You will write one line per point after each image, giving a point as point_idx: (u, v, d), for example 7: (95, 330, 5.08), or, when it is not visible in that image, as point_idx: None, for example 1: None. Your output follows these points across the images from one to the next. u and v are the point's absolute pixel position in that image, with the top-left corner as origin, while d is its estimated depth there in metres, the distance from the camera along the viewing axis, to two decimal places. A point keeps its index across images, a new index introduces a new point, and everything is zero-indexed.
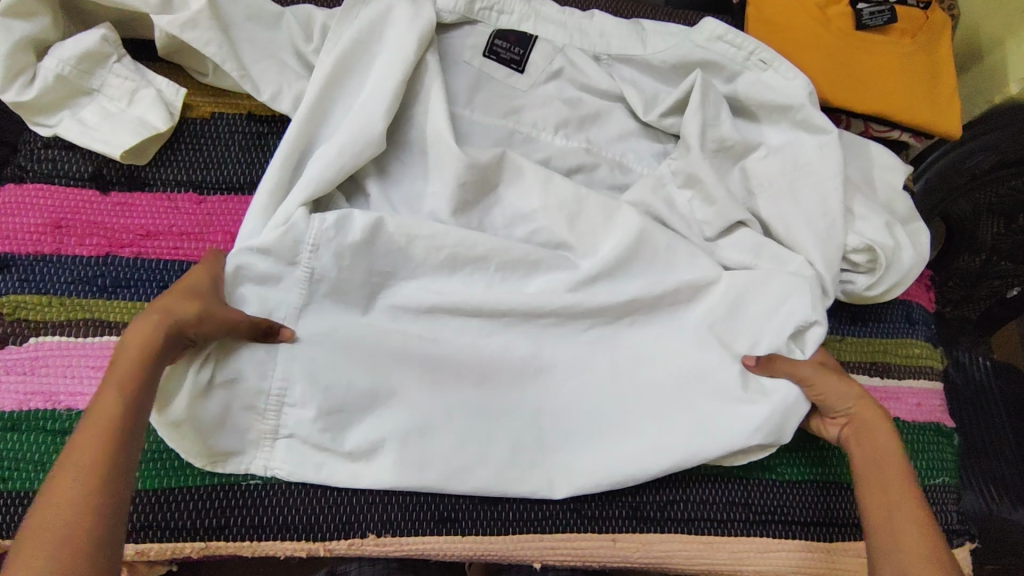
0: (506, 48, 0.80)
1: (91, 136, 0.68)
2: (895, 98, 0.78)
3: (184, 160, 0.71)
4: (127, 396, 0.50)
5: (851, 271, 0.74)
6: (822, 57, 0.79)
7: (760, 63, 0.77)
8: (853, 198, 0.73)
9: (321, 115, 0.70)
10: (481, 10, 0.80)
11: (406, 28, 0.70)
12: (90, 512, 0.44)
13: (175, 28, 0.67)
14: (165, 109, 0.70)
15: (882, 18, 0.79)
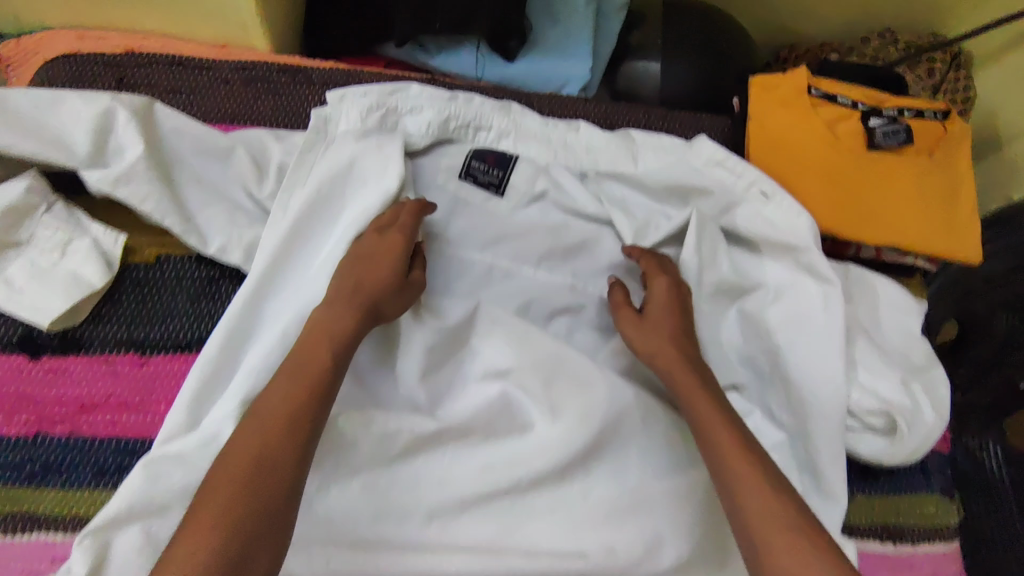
0: (485, 170, 0.74)
1: (17, 298, 0.62)
2: (909, 227, 0.71)
3: (125, 315, 0.65)
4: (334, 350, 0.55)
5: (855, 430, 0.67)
6: (832, 180, 0.71)
7: (760, 195, 0.71)
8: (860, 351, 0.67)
9: (271, 283, 0.63)
10: (456, 127, 0.74)
11: (373, 188, 0.67)
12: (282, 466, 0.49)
13: (107, 184, 0.62)
14: (102, 260, 0.64)
15: (896, 138, 0.71)
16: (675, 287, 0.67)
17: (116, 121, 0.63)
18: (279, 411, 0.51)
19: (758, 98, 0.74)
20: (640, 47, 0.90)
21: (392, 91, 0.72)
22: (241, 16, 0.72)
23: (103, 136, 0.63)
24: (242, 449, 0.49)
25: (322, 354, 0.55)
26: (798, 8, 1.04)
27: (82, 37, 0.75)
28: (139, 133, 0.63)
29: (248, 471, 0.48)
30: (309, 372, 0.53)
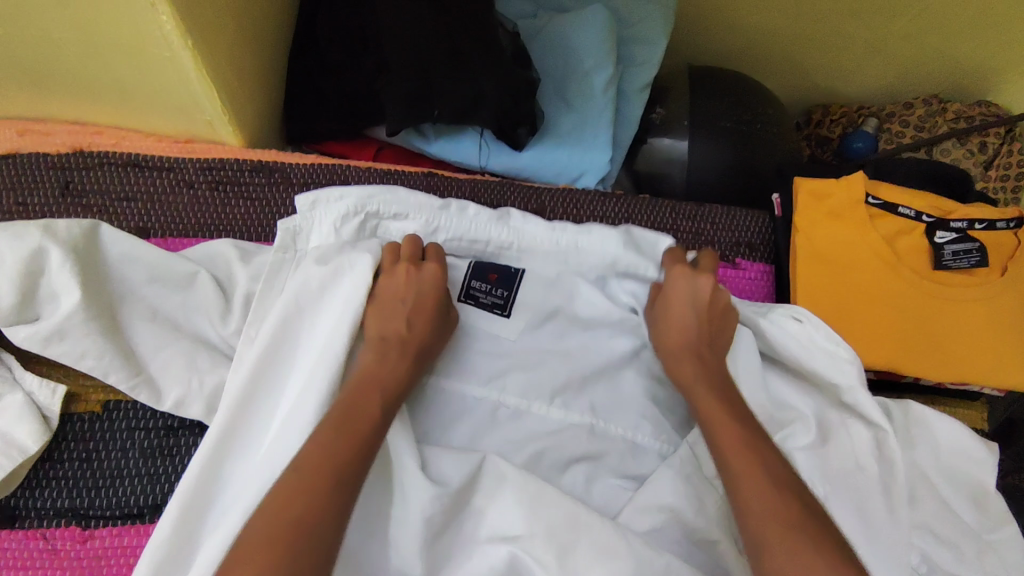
0: (486, 290, 0.64)
1: None
2: (980, 361, 0.62)
3: (68, 479, 0.56)
4: (383, 395, 0.51)
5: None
6: (893, 308, 0.62)
7: (793, 318, 0.60)
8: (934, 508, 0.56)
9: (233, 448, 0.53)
10: (449, 239, 0.64)
11: (342, 316, 0.56)
12: (328, 496, 0.44)
13: (37, 342, 0.54)
14: (38, 419, 0.55)
15: (968, 259, 0.63)
16: (683, 321, 0.59)
17: (48, 265, 0.54)
18: (324, 450, 0.46)
19: (804, 206, 0.65)
20: (664, 125, 0.79)
21: (373, 198, 0.61)
22: (207, 114, 0.62)
23: (34, 281, 0.54)
24: (288, 487, 0.43)
25: (373, 396, 0.50)
26: (835, 71, 0.93)
27: (23, 132, 0.64)
28: (76, 279, 0.54)
29: (297, 507, 0.42)
30: (358, 416, 0.49)
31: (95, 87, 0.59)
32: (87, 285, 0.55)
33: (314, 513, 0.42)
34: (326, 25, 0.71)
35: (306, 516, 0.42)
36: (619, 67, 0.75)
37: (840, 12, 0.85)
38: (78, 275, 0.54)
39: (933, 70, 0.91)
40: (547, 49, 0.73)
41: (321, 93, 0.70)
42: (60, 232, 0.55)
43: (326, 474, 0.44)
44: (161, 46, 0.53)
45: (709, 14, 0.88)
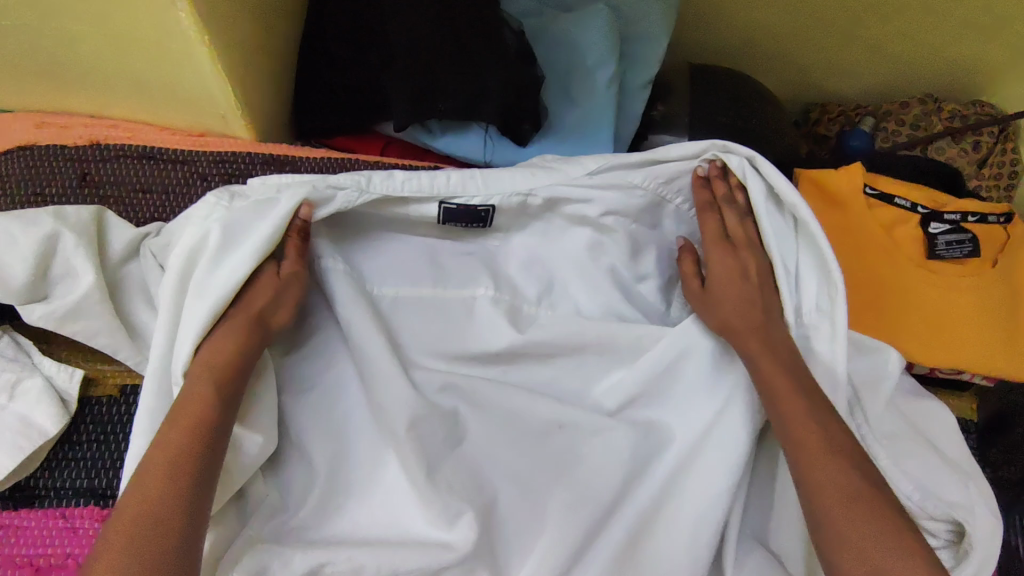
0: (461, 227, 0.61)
1: None
2: (974, 348, 0.63)
3: (87, 459, 0.58)
4: (212, 382, 0.48)
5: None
6: (890, 295, 0.63)
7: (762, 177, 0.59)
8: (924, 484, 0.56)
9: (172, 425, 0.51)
10: (404, 181, 0.58)
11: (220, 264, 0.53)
12: (163, 492, 0.43)
13: (53, 322, 0.56)
14: (57, 401, 0.57)
15: (961, 249, 0.64)
16: (735, 252, 0.59)
17: (61, 247, 0.56)
18: (156, 454, 0.45)
19: (807, 197, 0.67)
20: (664, 122, 0.81)
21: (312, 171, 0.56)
22: (221, 109, 0.64)
23: (47, 261, 0.56)
24: (130, 499, 0.43)
25: (200, 387, 0.48)
26: (834, 68, 0.95)
27: (40, 124, 0.67)
28: (90, 261, 0.56)
29: (133, 542, 0.41)
30: (187, 420, 0.47)
31: (111, 81, 0.61)
32: (100, 268, 0.57)
33: (146, 517, 0.42)
34: (335, 22, 0.72)
35: (138, 522, 0.42)
36: (621, 64, 0.77)
37: (837, 10, 0.87)
38: (92, 257, 0.56)
39: (930, 69, 0.93)
40: (551, 45, 0.75)
41: (329, 88, 0.72)
42: (71, 217, 0.56)
43: (151, 481, 0.44)
44: (178, 41, 0.55)
45: (709, 12, 0.89)
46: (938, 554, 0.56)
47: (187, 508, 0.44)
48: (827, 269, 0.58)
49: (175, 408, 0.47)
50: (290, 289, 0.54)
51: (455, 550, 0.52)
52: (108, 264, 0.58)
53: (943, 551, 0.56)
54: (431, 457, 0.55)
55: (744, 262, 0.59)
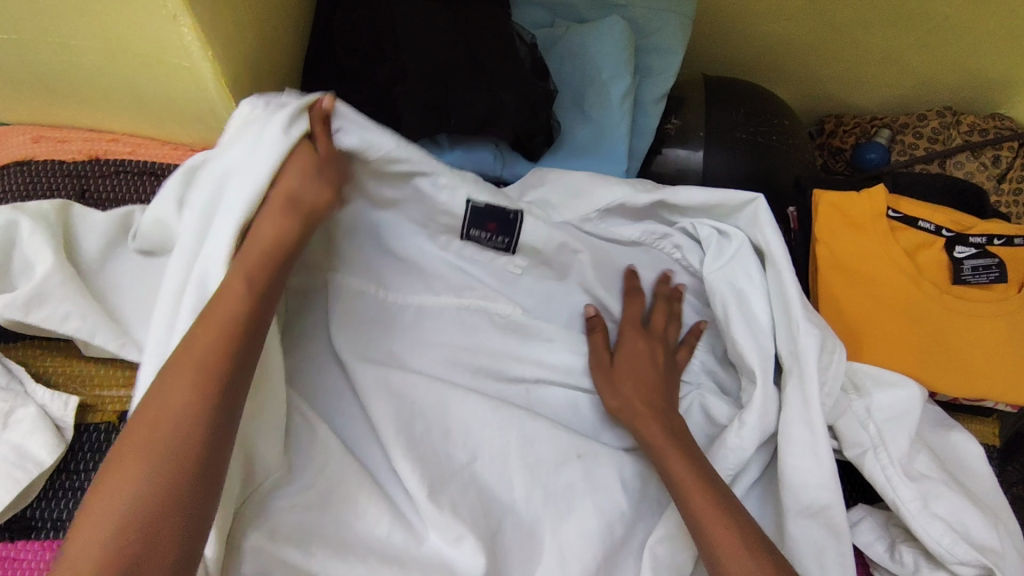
0: (487, 238, 0.60)
1: None
2: (999, 377, 0.61)
3: (83, 488, 0.56)
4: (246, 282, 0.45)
5: (901, 543, 0.56)
6: (912, 321, 0.61)
7: (722, 234, 0.65)
8: (954, 519, 0.54)
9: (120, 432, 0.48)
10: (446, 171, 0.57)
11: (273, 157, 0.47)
12: (191, 395, 0.40)
13: (17, 310, 0.53)
14: (52, 431, 0.55)
15: (988, 275, 0.62)
16: (647, 336, 0.62)
17: (20, 236, 0.55)
18: (188, 351, 0.42)
19: (825, 220, 0.65)
20: (679, 135, 0.79)
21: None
22: (224, 125, 0.62)
23: (5, 254, 0.55)
24: (154, 400, 0.40)
25: (235, 291, 0.44)
26: (852, 78, 0.93)
27: (37, 139, 0.65)
28: (47, 243, 0.55)
29: (157, 447, 0.38)
30: (211, 327, 0.43)
31: (112, 95, 0.59)
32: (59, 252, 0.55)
33: (171, 422, 0.39)
34: (342, 32, 0.70)
35: (168, 422, 0.39)
36: (637, 77, 0.75)
37: (855, 18, 0.85)
38: (49, 239, 0.55)
39: (950, 79, 0.90)
40: (564, 59, 0.73)
41: (335, 101, 0.70)
42: (32, 206, 0.56)
43: (179, 380, 0.40)
44: (180, 56, 0.53)
45: (726, 22, 0.87)
46: None
47: (215, 416, 0.40)
48: (791, 311, 0.59)
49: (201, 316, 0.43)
50: (316, 182, 0.48)
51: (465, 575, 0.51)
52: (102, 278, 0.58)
53: None
54: (434, 477, 0.53)
55: (654, 346, 0.62)
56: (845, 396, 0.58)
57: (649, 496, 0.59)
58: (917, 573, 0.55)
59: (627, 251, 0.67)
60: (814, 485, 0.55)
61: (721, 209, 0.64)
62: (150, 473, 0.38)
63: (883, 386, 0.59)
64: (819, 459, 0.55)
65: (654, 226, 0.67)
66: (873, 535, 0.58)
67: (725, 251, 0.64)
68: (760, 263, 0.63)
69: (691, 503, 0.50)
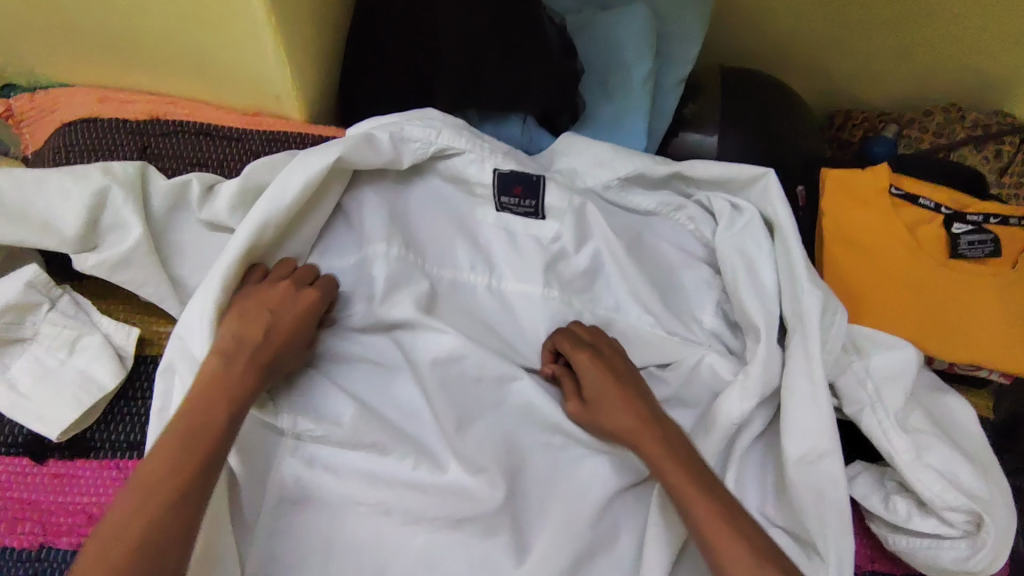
0: (515, 203, 0.67)
1: (24, 408, 0.57)
2: (992, 343, 0.65)
3: (139, 414, 0.61)
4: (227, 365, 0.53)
5: (895, 493, 0.60)
6: (910, 290, 0.66)
7: (732, 206, 0.69)
8: (944, 468, 0.58)
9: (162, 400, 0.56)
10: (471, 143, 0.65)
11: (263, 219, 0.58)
12: (182, 457, 0.48)
13: (103, 272, 0.60)
14: (117, 359, 0.60)
15: (983, 248, 0.67)
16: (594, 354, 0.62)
17: (110, 201, 0.60)
18: (186, 416, 0.50)
19: (833, 195, 0.69)
20: (696, 119, 0.84)
21: (391, 120, 0.63)
22: (276, 90, 0.67)
23: (96, 213, 0.60)
24: (153, 463, 0.48)
25: (213, 418, 0.50)
26: (862, 74, 0.97)
27: (103, 98, 0.70)
28: (139, 218, 0.60)
29: (151, 497, 0.46)
30: (212, 392, 0.51)
31: (177, 60, 0.65)
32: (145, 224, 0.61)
33: (165, 477, 0.47)
34: (384, 10, 0.75)
35: (163, 478, 0.47)
36: (658, 61, 0.79)
37: (866, 14, 0.89)
38: (138, 210, 0.60)
39: (957, 76, 0.94)
40: (591, 41, 0.78)
41: (373, 74, 0.74)
42: (119, 173, 0.60)
43: (179, 435, 0.49)
44: (244, 20, 0.58)
45: (743, 14, 0.92)
46: (956, 541, 0.58)
47: (201, 477, 0.48)
48: (796, 277, 0.63)
49: (199, 383, 0.52)
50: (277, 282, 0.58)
51: (490, 498, 0.57)
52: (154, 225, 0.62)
53: (961, 539, 0.58)
54: None
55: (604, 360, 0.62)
56: (846, 354, 0.62)
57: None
58: (910, 520, 0.59)
59: (643, 220, 0.72)
60: (814, 435, 0.59)
61: (734, 183, 0.69)
62: (145, 518, 0.45)
63: (881, 347, 0.63)
64: (819, 409, 0.59)
65: (669, 197, 0.71)
66: (869, 488, 0.61)
67: (737, 223, 0.68)
68: (769, 234, 0.67)
69: (676, 486, 0.54)
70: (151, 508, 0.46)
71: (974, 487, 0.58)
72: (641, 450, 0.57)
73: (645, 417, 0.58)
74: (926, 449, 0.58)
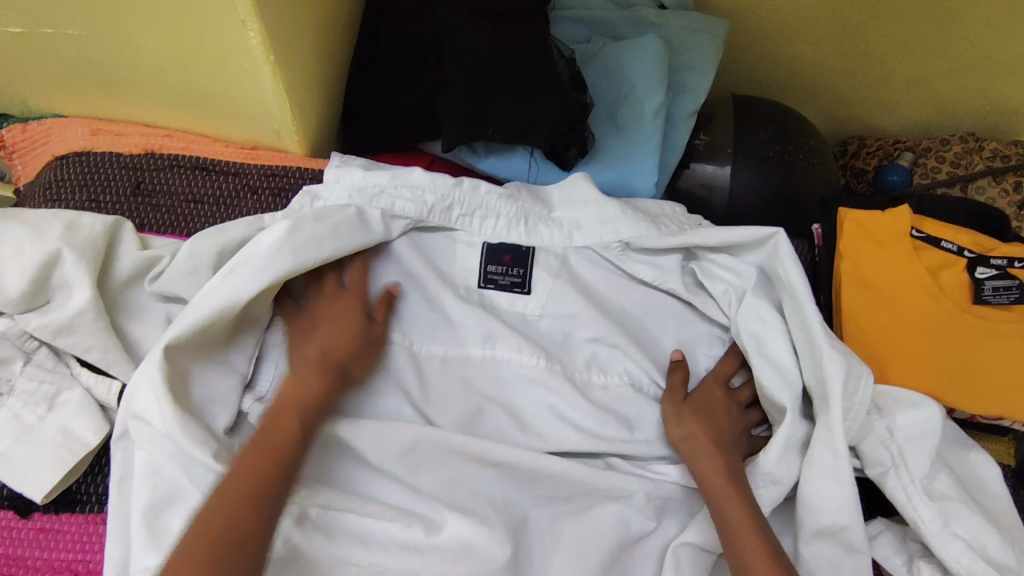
0: (502, 271, 0.66)
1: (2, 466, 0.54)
2: (1015, 395, 0.62)
3: None
4: (314, 386, 0.54)
5: (919, 557, 0.57)
6: (931, 338, 0.63)
7: (734, 265, 0.67)
8: (972, 534, 0.55)
9: (124, 470, 0.55)
10: (460, 217, 0.66)
11: (257, 268, 0.56)
12: (267, 473, 0.50)
13: (46, 335, 0.55)
14: (98, 415, 0.56)
15: (1008, 295, 0.64)
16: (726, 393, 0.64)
17: (62, 263, 0.55)
18: (271, 434, 0.51)
19: (851, 237, 0.67)
20: (707, 151, 0.81)
21: (375, 194, 0.64)
22: (275, 124, 0.65)
23: (46, 275, 0.55)
24: (238, 478, 0.49)
25: (290, 432, 0.52)
26: (876, 102, 0.95)
27: (96, 132, 0.68)
28: (89, 277, 0.55)
29: (235, 511, 0.48)
30: (292, 410, 0.53)
31: (174, 94, 0.62)
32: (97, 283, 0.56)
33: (246, 491, 0.49)
34: (388, 40, 0.73)
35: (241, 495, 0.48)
36: (669, 93, 0.77)
37: (883, 41, 0.87)
38: (91, 272, 0.55)
39: (973, 106, 0.92)
40: (601, 74, 0.76)
41: (377, 105, 0.72)
42: (83, 230, 0.56)
43: (259, 454, 0.50)
44: (243, 57, 0.55)
45: (756, 40, 0.89)
46: None
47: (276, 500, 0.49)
48: (808, 338, 0.60)
49: (282, 399, 0.53)
50: (359, 312, 0.59)
51: (494, 555, 0.55)
52: (134, 273, 0.58)
53: None
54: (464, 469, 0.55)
55: (728, 403, 0.64)
56: (868, 416, 0.59)
57: (670, 499, 0.61)
58: None
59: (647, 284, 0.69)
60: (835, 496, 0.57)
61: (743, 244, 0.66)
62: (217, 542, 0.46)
63: (905, 405, 0.60)
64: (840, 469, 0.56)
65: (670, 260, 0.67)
66: (891, 549, 0.59)
67: (748, 282, 0.65)
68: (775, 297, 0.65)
69: (732, 525, 0.54)
70: (225, 530, 0.47)
71: (1003, 556, 0.55)
72: (695, 458, 0.59)
73: (710, 428, 0.61)
74: (953, 510, 0.56)
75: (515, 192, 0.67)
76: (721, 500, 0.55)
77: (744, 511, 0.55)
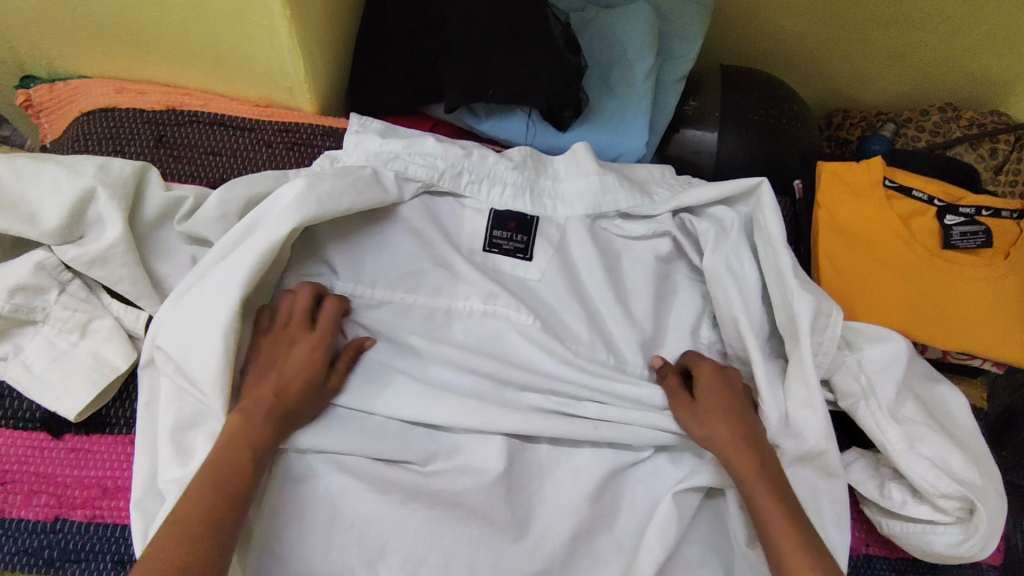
0: (507, 237, 0.70)
1: (41, 384, 0.59)
2: (981, 331, 0.66)
3: None
4: (265, 428, 0.55)
5: (890, 480, 0.62)
6: (903, 279, 0.67)
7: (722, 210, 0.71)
8: (936, 454, 0.60)
9: (151, 393, 0.59)
10: (468, 183, 0.70)
11: (287, 213, 0.60)
12: (221, 501, 0.50)
13: (82, 264, 0.60)
14: (127, 342, 0.61)
15: (975, 240, 0.68)
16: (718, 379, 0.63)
17: (96, 201, 0.60)
18: (218, 467, 0.52)
19: (828, 191, 0.71)
20: (696, 116, 0.86)
21: (391, 159, 0.68)
22: (290, 82, 0.69)
23: (81, 211, 0.59)
24: (191, 509, 0.49)
25: (242, 465, 0.53)
26: (859, 75, 1.00)
27: (121, 90, 0.72)
28: (120, 213, 0.60)
29: (186, 536, 0.47)
30: (239, 449, 0.53)
31: (195, 52, 0.67)
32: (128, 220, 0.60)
33: (198, 522, 0.49)
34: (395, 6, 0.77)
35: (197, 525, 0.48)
36: (659, 59, 0.81)
37: (865, 16, 0.91)
38: (121, 209, 0.60)
39: (950, 78, 0.97)
40: (595, 40, 0.80)
41: (384, 67, 0.77)
42: (114, 171, 0.61)
43: (204, 488, 0.51)
44: (261, 15, 0.59)
45: (744, 14, 0.94)
46: (949, 528, 0.60)
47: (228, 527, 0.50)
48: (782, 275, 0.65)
49: (224, 437, 0.54)
50: (305, 346, 0.59)
51: (492, 470, 0.60)
52: (161, 213, 0.63)
53: (954, 526, 0.60)
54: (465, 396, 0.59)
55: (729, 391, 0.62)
56: (839, 351, 0.64)
57: None
58: (904, 506, 0.61)
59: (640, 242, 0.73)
60: (810, 419, 0.61)
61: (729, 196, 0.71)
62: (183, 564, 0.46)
63: (874, 340, 0.64)
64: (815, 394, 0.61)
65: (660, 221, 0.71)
66: (865, 475, 0.63)
67: (731, 226, 0.70)
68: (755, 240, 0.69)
69: (757, 500, 0.55)
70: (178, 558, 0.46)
71: (966, 474, 0.59)
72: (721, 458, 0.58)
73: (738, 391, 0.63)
74: (918, 433, 0.60)
75: (523, 159, 0.71)
76: (748, 484, 0.56)
77: (763, 481, 0.56)
